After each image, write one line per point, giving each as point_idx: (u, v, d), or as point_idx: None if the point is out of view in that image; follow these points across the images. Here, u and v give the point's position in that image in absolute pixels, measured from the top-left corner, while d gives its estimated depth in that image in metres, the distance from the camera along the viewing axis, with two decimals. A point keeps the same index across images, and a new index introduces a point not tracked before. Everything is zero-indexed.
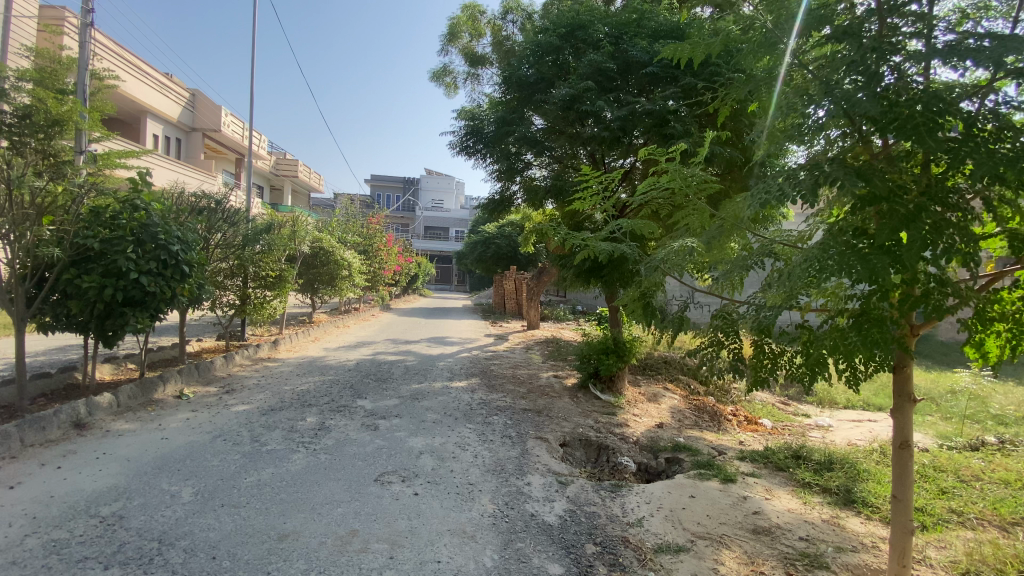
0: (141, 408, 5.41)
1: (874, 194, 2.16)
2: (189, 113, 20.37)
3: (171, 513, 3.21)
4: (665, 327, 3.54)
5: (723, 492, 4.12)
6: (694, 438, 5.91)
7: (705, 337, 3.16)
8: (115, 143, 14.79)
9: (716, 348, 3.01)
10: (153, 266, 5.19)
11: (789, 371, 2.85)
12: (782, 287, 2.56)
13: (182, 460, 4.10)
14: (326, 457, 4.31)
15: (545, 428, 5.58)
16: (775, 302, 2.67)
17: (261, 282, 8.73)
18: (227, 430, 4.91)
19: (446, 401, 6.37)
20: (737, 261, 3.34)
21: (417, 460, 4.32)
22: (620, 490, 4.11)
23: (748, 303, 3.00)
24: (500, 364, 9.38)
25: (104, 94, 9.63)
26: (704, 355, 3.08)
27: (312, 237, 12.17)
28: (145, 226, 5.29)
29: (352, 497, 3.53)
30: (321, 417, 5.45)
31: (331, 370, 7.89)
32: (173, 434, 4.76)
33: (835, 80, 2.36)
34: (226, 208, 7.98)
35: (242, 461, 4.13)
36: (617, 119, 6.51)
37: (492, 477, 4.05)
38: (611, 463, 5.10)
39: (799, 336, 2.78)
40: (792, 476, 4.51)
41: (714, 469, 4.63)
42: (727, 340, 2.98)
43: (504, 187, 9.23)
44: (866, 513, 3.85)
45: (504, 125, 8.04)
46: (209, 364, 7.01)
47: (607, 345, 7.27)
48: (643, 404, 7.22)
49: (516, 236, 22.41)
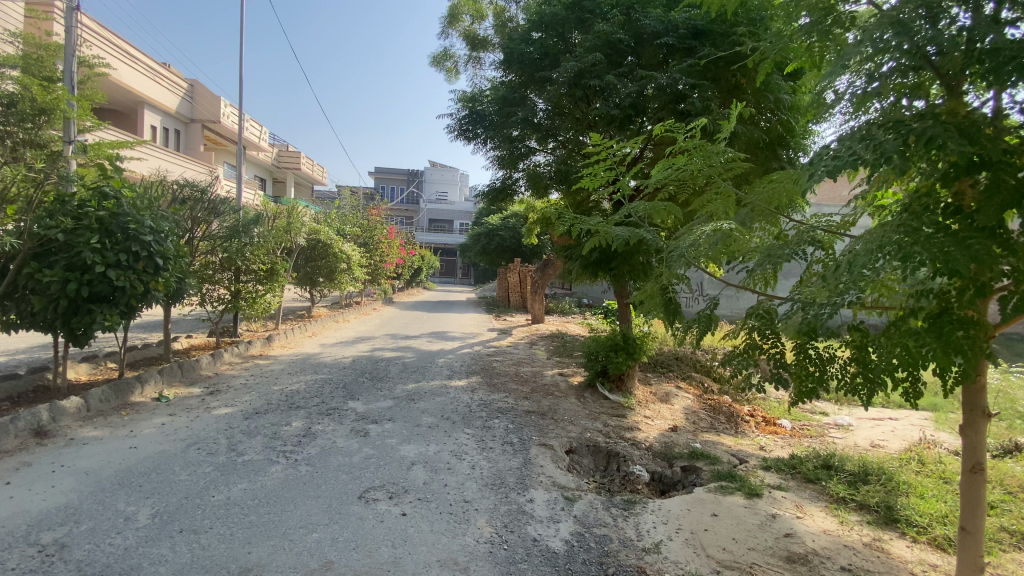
0: (113, 412, 5.04)
1: (975, 158, 1.73)
2: (187, 104, 20.01)
3: (121, 541, 2.82)
4: (688, 328, 3.08)
5: (749, 510, 3.67)
6: (711, 443, 5.47)
7: (737, 338, 2.73)
8: (108, 134, 14.42)
9: (753, 353, 2.57)
10: (121, 259, 4.80)
11: (838, 381, 2.43)
12: (840, 280, 2.11)
13: (147, 475, 3.71)
14: (307, 468, 3.90)
15: (550, 433, 5.16)
16: (829, 297, 2.23)
17: (251, 275, 8.33)
18: (203, 437, 4.52)
19: (444, 402, 5.96)
20: (772, 250, 2.91)
21: (408, 472, 3.91)
22: (633, 507, 3.68)
23: (792, 299, 2.56)
24: (502, 361, 8.96)
25: (92, 81, 9.29)
26: (738, 362, 2.63)
27: (308, 229, 11.76)
28: (113, 217, 4.90)
29: (331, 520, 3.12)
30: (308, 421, 5.05)
31: (325, 368, 7.48)
32: (144, 443, 4.37)
33: (912, 26, 1.96)
34: (213, 196, 7.57)
35: (213, 474, 3.74)
36: (629, 95, 6.02)
37: (490, 493, 3.64)
38: (621, 473, 4.67)
39: (852, 339, 2.36)
40: (824, 490, 4.06)
41: (737, 481, 4.19)
42: (765, 343, 2.53)
43: (507, 176, 8.76)
44: (912, 535, 3.39)
45: (505, 106, 7.56)
46: (193, 363, 6.63)
47: (617, 342, 6.84)
48: (655, 405, 6.77)
49: (520, 228, 21.94)
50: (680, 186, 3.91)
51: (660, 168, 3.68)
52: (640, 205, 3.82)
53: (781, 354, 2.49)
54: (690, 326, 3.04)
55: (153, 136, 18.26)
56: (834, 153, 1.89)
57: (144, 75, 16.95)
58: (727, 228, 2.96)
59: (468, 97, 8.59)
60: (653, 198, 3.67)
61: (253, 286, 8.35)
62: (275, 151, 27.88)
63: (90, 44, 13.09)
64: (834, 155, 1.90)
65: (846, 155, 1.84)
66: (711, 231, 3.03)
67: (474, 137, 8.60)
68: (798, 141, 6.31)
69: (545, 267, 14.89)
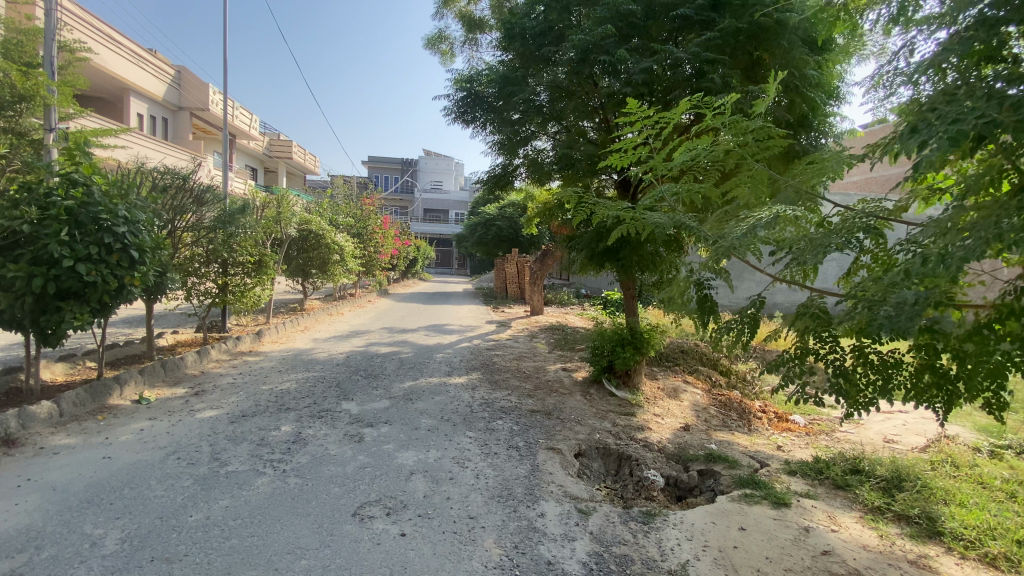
0: (88, 417, 4.68)
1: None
2: (175, 92, 19.40)
3: (83, 572, 2.49)
4: (731, 330, 2.85)
5: (780, 522, 3.39)
6: (727, 444, 5.16)
7: (786, 341, 2.60)
8: (91, 121, 13.88)
9: (804, 360, 2.47)
10: (92, 252, 4.40)
11: (906, 390, 2.26)
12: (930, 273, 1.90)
13: (119, 490, 3.37)
14: (296, 481, 3.55)
15: (557, 435, 4.83)
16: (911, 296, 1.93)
17: (240, 267, 7.92)
18: (184, 445, 4.17)
19: (444, 401, 5.64)
20: (816, 241, 2.54)
21: (407, 483, 3.58)
22: (653, 520, 3.37)
23: (852, 300, 2.23)
24: (503, 355, 8.63)
25: (71, 66, 8.84)
26: (790, 371, 2.52)
27: (299, 218, 11.31)
28: (83, 206, 4.49)
29: (322, 543, 2.79)
30: (299, 424, 4.71)
31: (318, 365, 7.13)
32: (119, 452, 4.02)
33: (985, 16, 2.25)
34: (196, 184, 7.16)
35: (193, 488, 3.40)
36: (642, 72, 5.64)
37: (497, 507, 3.32)
38: (635, 478, 4.35)
39: (923, 347, 2.15)
40: (856, 498, 3.80)
41: (762, 488, 3.90)
42: (820, 349, 2.42)
43: (507, 162, 8.35)
44: (959, 551, 3.13)
45: (506, 86, 7.18)
46: (177, 361, 6.26)
47: (624, 336, 6.53)
48: (664, 401, 6.46)
49: (517, 217, 21.55)
50: (706, 168, 3.56)
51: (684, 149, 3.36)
52: (664, 189, 3.49)
53: (840, 360, 2.34)
54: (729, 327, 2.87)
55: (140, 124, 17.70)
56: (951, 120, 2.08)
57: (130, 61, 16.33)
58: (772, 216, 2.68)
59: (466, 78, 8.18)
60: (677, 181, 3.36)
61: (241, 278, 7.94)
62: (265, 140, 27.24)
63: (70, 26, 12.50)
64: (946, 122, 2.10)
65: (966, 121, 2.04)
66: (751, 221, 2.75)
67: (472, 120, 8.19)
68: (818, 124, 5.99)
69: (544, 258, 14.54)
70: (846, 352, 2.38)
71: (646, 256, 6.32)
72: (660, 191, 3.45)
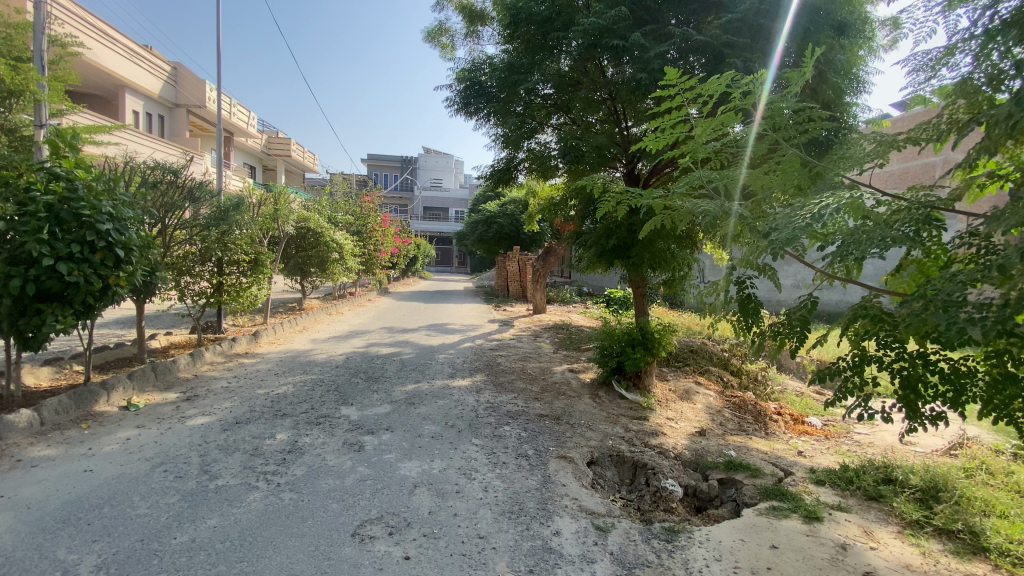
0: (71, 426, 4.43)
1: None
2: (171, 89, 19.12)
3: None
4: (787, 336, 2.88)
5: (814, 538, 3.14)
6: (745, 450, 4.89)
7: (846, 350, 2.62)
8: (82, 117, 13.57)
9: (867, 367, 2.50)
10: (74, 251, 4.15)
11: (979, 399, 2.30)
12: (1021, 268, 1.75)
13: (98, 510, 3.11)
14: (291, 496, 3.29)
15: (567, 442, 4.58)
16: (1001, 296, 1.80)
17: (235, 266, 7.62)
18: (172, 456, 3.92)
19: (447, 406, 5.38)
20: (874, 231, 2.33)
21: (411, 498, 3.33)
22: (676, 538, 3.12)
23: (925, 297, 2.06)
24: (507, 356, 8.37)
25: (63, 61, 8.62)
26: (851, 384, 2.56)
27: (297, 216, 11.05)
28: (64, 202, 4.22)
29: (318, 569, 2.54)
30: (295, 432, 4.46)
31: (316, 368, 6.86)
32: (102, 465, 3.77)
33: None
34: (188, 180, 6.88)
35: (179, 506, 3.15)
36: (657, 56, 5.42)
37: (508, 525, 3.07)
38: (651, 488, 4.09)
39: (997, 358, 2.18)
40: (891, 511, 3.55)
41: (790, 500, 3.64)
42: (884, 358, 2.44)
43: (509, 156, 8.05)
44: (1008, 569, 2.88)
45: (511, 75, 6.93)
46: (169, 365, 6.00)
47: (634, 336, 6.27)
48: (676, 404, 6.20)
49: (519, 215, 21.31)
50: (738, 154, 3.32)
51: (712, 132, 3.15)
52: (696, 177, 3.25)
53: (905, 371, 2.39)
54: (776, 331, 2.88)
55: (135, 121, 17.43)
56: None
57: (125, 57, 16.01)
58: (821, 206, 2.49)
59: (467, 68, 7.91)
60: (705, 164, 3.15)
61: (236, 277, 7.67)
62: (263, 137, 26.94)
63: (61, 21, 12.21)
64: None
65: None
66: (800, 212, 2.55)
67: (474, 111, 7.92)
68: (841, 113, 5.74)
69: (546, 255, 14.28)
70: (911, 361, 2.40)
71: (658, 253, 6.09)
72: (693, 176, 3.23)
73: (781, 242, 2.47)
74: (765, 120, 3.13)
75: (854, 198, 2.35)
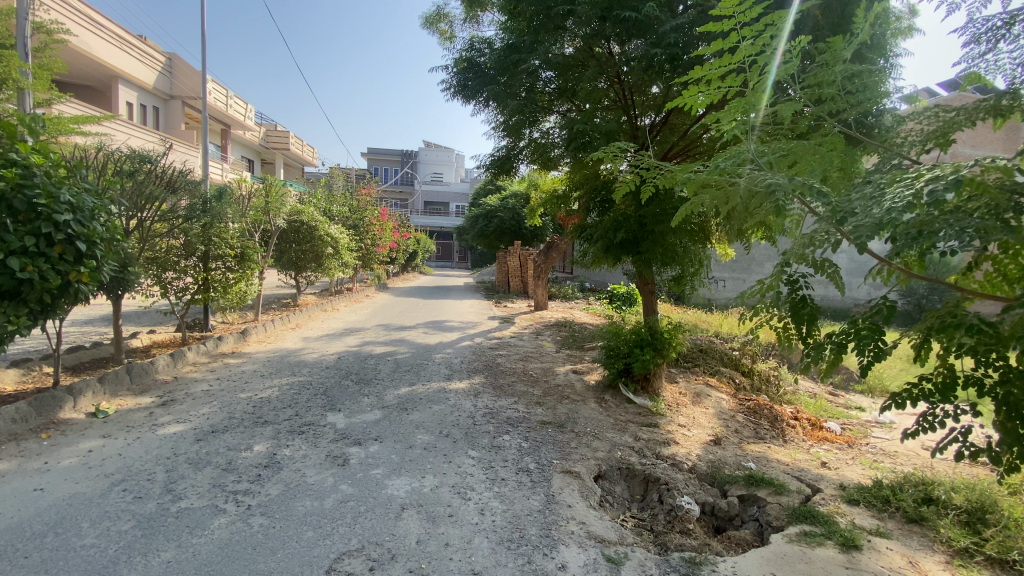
0: (30, 436, 4.06)
1: None
2: (167, 80, 18.69)
3: None
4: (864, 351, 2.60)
5: (856, 573, 2.75)
6: (765, 461, 4.49)
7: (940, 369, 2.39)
8: (71, 108, 13.16)
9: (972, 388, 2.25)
10: (28, 244, 3.77)
11: None
12: None
13: (41, 538, 2.74)
14: (261, 522, 2.91)
15: (571, 453, 4.20)
16: None
17: (220, 260, 7.43)
18: (135, 472, 3.55)
19: (443, 412, 5.00)
20: (976, 213, 1.98)
21: (397, 522, 2.95)
22: (699, 573, 2.74)
23: None
24: (507, 355, 7.98)
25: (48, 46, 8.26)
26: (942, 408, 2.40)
27: (290, 209, 10.67)
28: (18, 190, 3.82)
29: None
30: (274, 443, 4.08)
31: (305, 369, 6.49)
32: (56, 483, 3.39)
33: None
34: (169, 168, 6.49)
35: (131, 535, 2.77)
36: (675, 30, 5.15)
37: (507, 557, 2.69)
38: (665, 507, 3.71)
39: None
40: (939, 538, 3.15)
41: (822, 524, 3.25)
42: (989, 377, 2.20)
43: (511, 145, 7.59)
44: None
45: (513, 56, 6.57)
46: (145, 367, 5.61)
47: (642, 336, 5.87)
48: (687, 408, 5.80)
49: (520, 208, 20.92)
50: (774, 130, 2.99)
51: (752, 102, 2.84)
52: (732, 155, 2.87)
53: (1012, 394, 2.14)
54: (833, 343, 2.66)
55: (129, 113, 17.03)
56: None
57: (118, 47, 15.58)
58: (910, 185, 2.13)
59: (466, 49, 7.52)
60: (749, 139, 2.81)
61: (223, 273, 7.44)
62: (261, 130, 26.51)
63: (48, 7, 11.82)
64: None
65: None
66: (883, 193, 2.20)
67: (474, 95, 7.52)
68: None
69: (547, 250, 13.88)
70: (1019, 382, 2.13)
71: (670, 248, 5.70)
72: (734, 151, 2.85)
73: (860, 226, 2.13)
74: (810, 89, 2.83)
75: (963, 172, 1.98)
